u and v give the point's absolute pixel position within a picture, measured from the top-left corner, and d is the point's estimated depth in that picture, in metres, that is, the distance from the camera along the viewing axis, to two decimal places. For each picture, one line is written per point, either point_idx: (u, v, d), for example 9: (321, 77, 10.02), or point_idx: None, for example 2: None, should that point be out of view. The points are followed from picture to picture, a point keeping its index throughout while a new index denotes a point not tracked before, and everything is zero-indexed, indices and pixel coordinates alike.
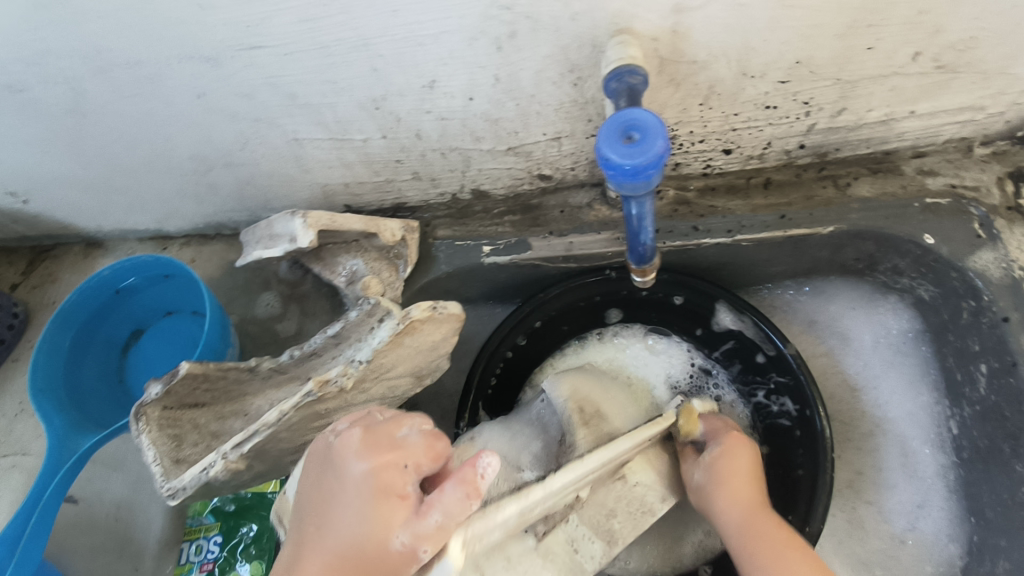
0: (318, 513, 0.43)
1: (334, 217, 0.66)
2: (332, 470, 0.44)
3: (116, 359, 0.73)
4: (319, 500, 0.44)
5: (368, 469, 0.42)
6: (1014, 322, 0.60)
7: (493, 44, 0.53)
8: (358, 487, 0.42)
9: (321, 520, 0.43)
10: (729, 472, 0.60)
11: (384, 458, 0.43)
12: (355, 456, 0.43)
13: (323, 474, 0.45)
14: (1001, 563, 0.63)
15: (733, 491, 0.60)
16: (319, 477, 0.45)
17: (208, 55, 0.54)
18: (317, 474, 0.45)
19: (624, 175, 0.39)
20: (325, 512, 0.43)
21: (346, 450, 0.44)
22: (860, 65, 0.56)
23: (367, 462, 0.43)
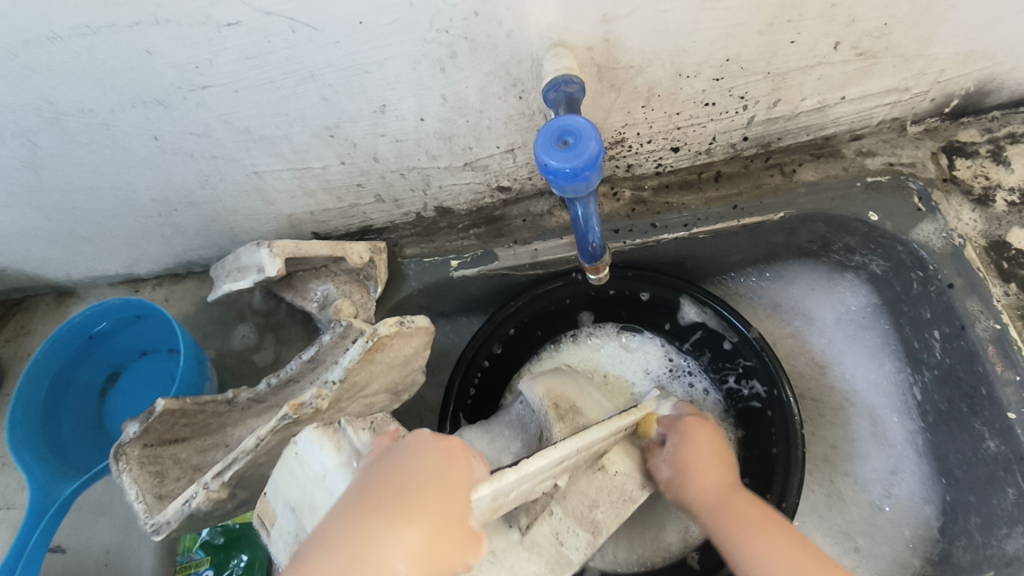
0: (403, 508, 0.39)
1: (299, 244, 0.67)
2: (409, 466, 0.41)
3: (96, 405, 0.74)
4: (400, 494, 0.40)
5: (460, 460, 0.43)
6: (958, 287, 0.63)
7: (436, 66, 0.55)
8: (455, 480, 0.41)
9: (411, 516, 0.39)
10: (693, 459, 0.63)
11: (471, 456, 0.44)
12: (442, 452, 0.43)
13: (395, 470, 0.41)
14: (972, 519, 0.64)
15: (698, 477, 0.62)
16: (388, 472, 0.41)
17: (161, 98, 0.56)
18: (384, 473, 0.41)
19: (564, 177, 0.42)
20: (415, 506, 0.39)
21: (426, 446, 0.43)
22: (785, 58, 0.59)
23: (456, 457, 0.43)
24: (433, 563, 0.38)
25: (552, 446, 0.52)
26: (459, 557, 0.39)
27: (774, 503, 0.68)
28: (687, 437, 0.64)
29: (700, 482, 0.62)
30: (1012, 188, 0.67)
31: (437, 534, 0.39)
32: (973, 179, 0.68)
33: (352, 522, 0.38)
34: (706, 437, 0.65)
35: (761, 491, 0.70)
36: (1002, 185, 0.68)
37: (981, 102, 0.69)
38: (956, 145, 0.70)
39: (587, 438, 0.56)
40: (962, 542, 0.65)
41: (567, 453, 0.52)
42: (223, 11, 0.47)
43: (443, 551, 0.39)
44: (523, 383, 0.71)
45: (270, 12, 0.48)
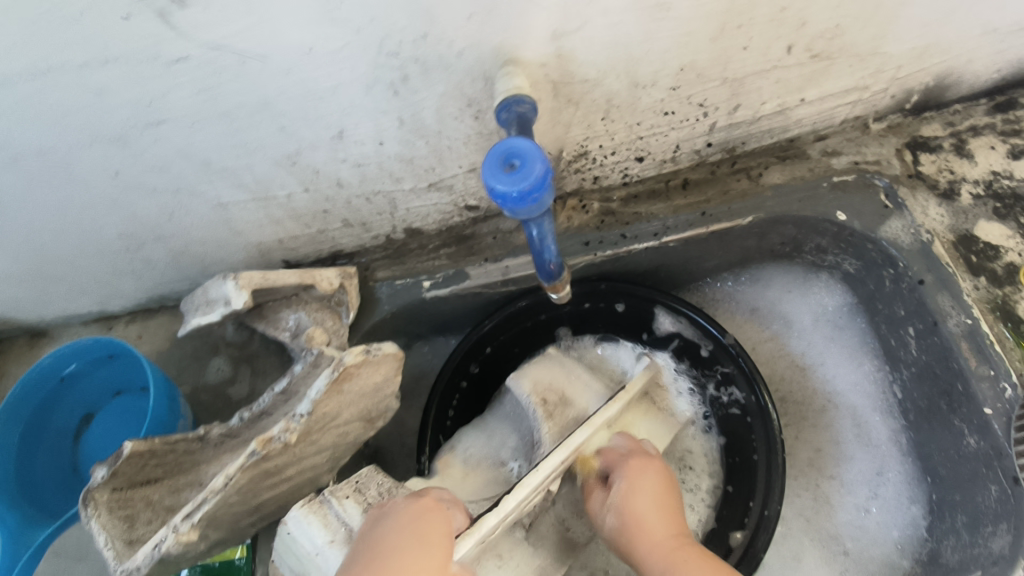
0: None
1: (265, 275, 0.66)
2: (389, 535, 0.45)
3: (70, 450, 0.72)
4: (386, 564, 0.43)
5: (433, 520, 0.46)
6: (929, 283, 0.63)
7: (390, 90, 0.55)
8: (433, 542, 0.45)
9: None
10: (640, 508, 0.58)
11: (443, 515, 0.48)
12: (415, 515, 0.46)
13: (376, 543, 0.44)
14: (959, 517, 0.63)
15: (645, 530, 0.58)
16: (370, 546, 0.44)
17: (114, 136, 0.55)
18: (365, 548, 0.44)
19: (513, 201, 0.42)
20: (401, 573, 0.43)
21: (400, 511, 0.47)
22: (740, 63, 0.59)
23: (430, 517, 0.47)
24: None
25: (534, 472, 0.56)
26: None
27: (756, 511, 0.68)
28: (634, 488, 0.59)
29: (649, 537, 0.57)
30: (977, 180, 0.67)
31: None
32: (938, 173, 0.68)
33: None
34: (656, 485, 0.60)
35: (744, 499, 0.69)
36: (967, 178, 0.67)
37: (941, 95, 0.69)
38: (920, 141, 0.70)
39: (571, 443, 0.60)
40: (950, 542, 0.64)
41: (549, 473, 0.56)
42: (171, 47, 0.47)
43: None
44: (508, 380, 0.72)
45: (218, 46, 0.47)
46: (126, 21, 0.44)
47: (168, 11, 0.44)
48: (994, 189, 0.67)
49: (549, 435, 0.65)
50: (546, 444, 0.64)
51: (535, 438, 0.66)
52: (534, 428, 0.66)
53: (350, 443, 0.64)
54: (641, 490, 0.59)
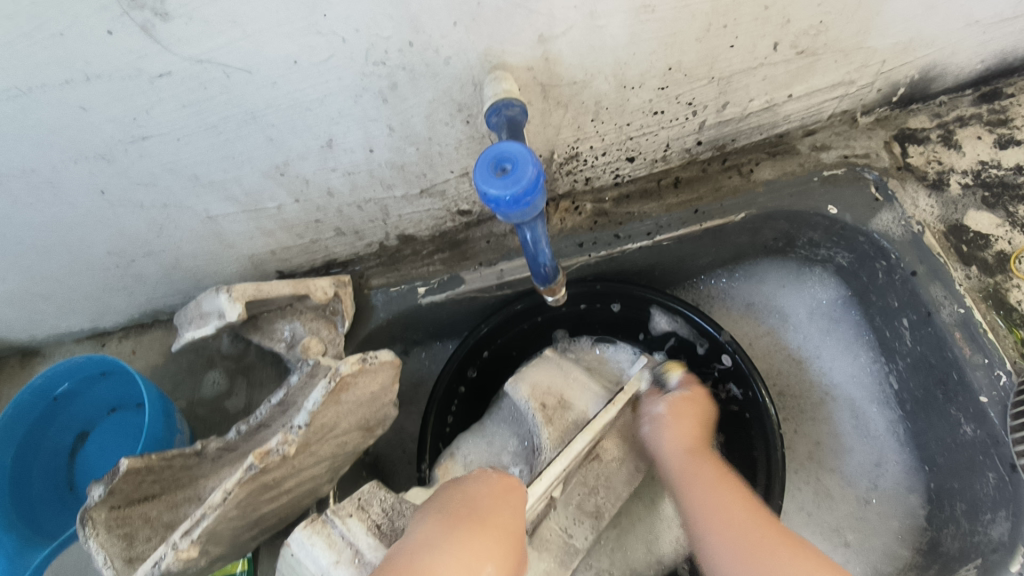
0: (488, 525, 0.49)
1: (259, 286, 0.66)
2: (482, 495, 0.52)
3: (65, 468, 0.71)
4: (483, 515, 0.50)
5: (521, 495, 0.54)
6: (921, 274, 0.63)
7: (378, 98, 0.55)
8: (518, 511, 0.52)
9: (496, 530, 0.49)
10: (679, 414, 0.66)
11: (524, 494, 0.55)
12: (506, 486, 0.54)
13: (473, 498, 0.51)
14: (958, 506, 0.63)
15: (676, 432, 0.64)
16: (468, 499, 0.51)
17: (102, 152, 0.55)
18: (461, 500, 0.51)
19: (506, 205, 0.41)
20: (497, 525, 0.49)
21: (492, 481, 0.54)
22: (727, 62, 0.59)
23: (516, 491, 0.54)
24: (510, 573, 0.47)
25: (535, 482, 0.58)
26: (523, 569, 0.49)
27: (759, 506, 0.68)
28: (682, 399, 0.67)
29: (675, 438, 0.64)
30: (965, 170, 0.68)
31: (512, 548, 0.49)
32: (926, 165, 0.69)
33: (452, 532, 0.47)
34: (698, 409, 0.68)
35: None
36: (955, 168, 0.68)
37: (927, 88, 0.70)
38: (908, 133, 0.70)
39: (572, 450, 0.61)
40: (951, 530, 0.64)
41: (553, 479, 0.59)
42: (154, 63, 0.47)
43: (516, 562, 0.48)
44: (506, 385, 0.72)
45: (201, 59, 0.47)
46: (109, 37, 0.44)
47: (151, 24, 0.44)
48: (983, 179, 0.67)
49: (549, 440, 0.65)
50: (546, 448, 0.64)
51: (535, 443, 0.66)
52: (534, 432, 0.66)
53: (350, 452, 0.64)
54: (684, 405, 0.67)
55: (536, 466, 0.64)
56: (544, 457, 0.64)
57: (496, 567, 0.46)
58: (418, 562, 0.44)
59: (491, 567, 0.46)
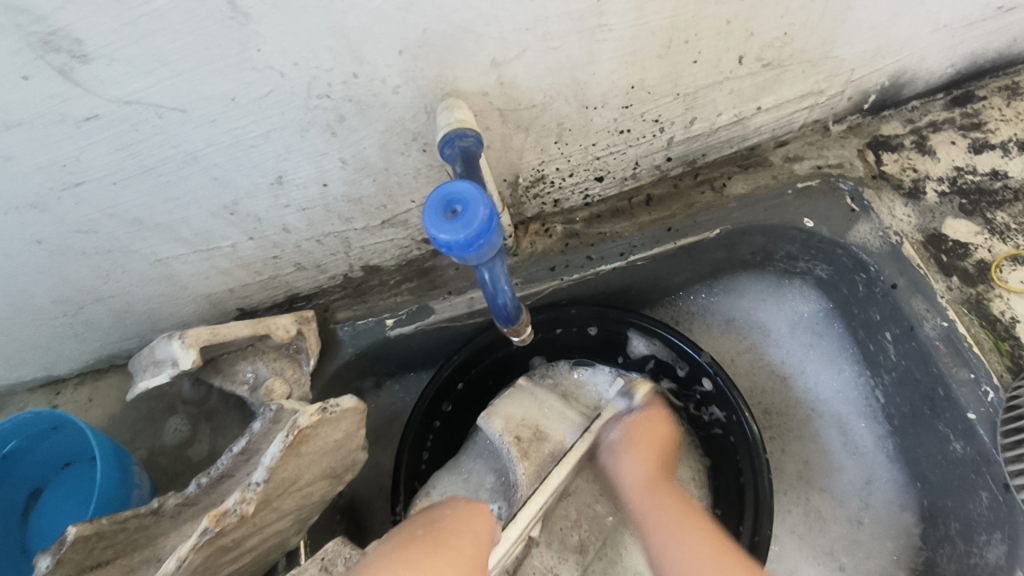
0: (440, 546, 0.48)
1: (214, 329, 0.63)
2: (444, 517, 0.51)
3: (17, 530, 0.67)
4: (438, 536, 0.49)
5: (487, 515, 0.52)
6: (902, 287, 0.61)
7: (326, 131, 0.52)
8: (480, 528, 0.50)
9: (447, 551, 0.47)
10: (636, 442, 0.64)
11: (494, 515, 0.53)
12: (471, 506, 0.52)
13: (433, 521, 0.51)
14: (953, 525, 0.61)
15: (637, 457, 0.63)
16: (428, 521, 0.51)
17: (34, 202, 0.51)
18: (423, 524, 0.51)
19: (459, 248, 0.39)
20: (450, 545, 0.48)
21: (458, 503, 0.53)
22: (691, 78, 0.57)
23: (483, 512, 0.52)
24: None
25: (511, 524, 0.54)
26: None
27: (748, 536, 0.65)
28: (640, 424, 0.66)
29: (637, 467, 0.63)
30: (941, 177, 0.66)
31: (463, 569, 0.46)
32: (901, 173, 0.67)
33: (400, 554, 0.47)
34: (658, 432, 0.66)
35: (734, 522, 0.66)
36: (930, 175, 0.66)
37: (898, 94, 0.68)
38: (881, 140, 0.69)
39: (548, 486, 0.58)
40: (945, 550, 0.62)
41: (530, 521, 0.55)
42: (78, 107, 0.44)
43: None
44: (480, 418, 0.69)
45: (130, 100, 0.44)
46: (25, 82, 0.41)
47: (70, 67, 0.41)
48: (959, 186, 0.65)
49: (525, 476, 0.62)
50: (523, 485, 0.61)
51: (512, 480, 0.63)
52: (510, 468, 0.63)
53: (317, 502, 0.61)
54: (643, 427, 0.66)
55: (514, 505, 0.61)
56: (522, 495, 0.61)
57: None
58: None
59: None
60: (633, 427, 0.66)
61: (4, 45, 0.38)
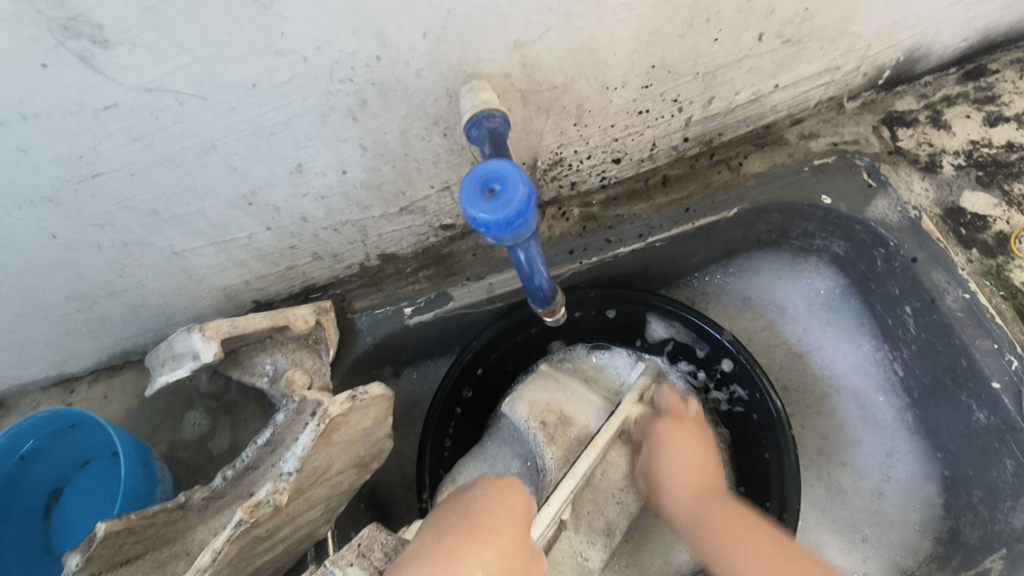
0: (480, 528, 0.46)
1: (234, 321, 0.62)
2: (476, 499, 0.49)
3: (39, 528, 0.66)
4: (475, 520, 0.46)
5: (519, 491, 0.51)
6: (922, 261, 0.62)
7: (348, 117, 0.51)
8: (515, 507, 0.49)
9: (487, 534, 0.45)
10: (668, 465, 0.61)
11: (526, 487, 0.52)
12: (501, 484, 0.51)
13: (465, 505, 0.48)
14: (976, 493, 0.62)
15: (677, 481, 0.60)
16: (460, 506, 0.48)
17: (50, 195, 0.50)
18: (455, 509, 0.48)
19: (498, 228, 0.38)
20: (489, 527, 0.46)
21: (487, 483, 0.51)
22: (711, 56, 0.57)
23: (514, 488, 0.51)
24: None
25: (543, 508, 0.55)
26: (525, 570, 0.45)
27: (775, 512, 0.65)
28: (667, 446, 0.62)
29: (682, 480, 0.60)
30: (957, 151, 0.66)
31: (508, 547, 0.45)
32: (917, 147, 0.67)
33: (439, 542, 0.44)
34: (686, 448, 0.62)
35: (761, 500, 0.67)
36: (946, 150, 0.66)
37: (912, 69, 0.68)
38: (895, 116, 0.69)
39: (578, 469, 0.59)
40: (969, 518, 0.62)
41: (562, 505, 0.56)
42: (96, 96, 0.43)
43: (514, 565, 0.45)
44: (504, 403, 0.69)
45: (150, 88, 0.43)
46: (44, 71, 0.40)
47: (91, 54, 0.39)
48: (975, 159, 0.65)
49: (553, 460, 0.62)
50: (552, 469, 0.61)
51: (540, 464, 0.63)
52: (537, 453, 0.63)
53: (346, 491, 0.61)
54: (673, 445, 0.62)
55: (543, 489, 0.61)
56: (552, 479, 0.60)
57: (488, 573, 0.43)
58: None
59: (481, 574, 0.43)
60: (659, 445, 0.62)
61: (22, 32, 0.37)
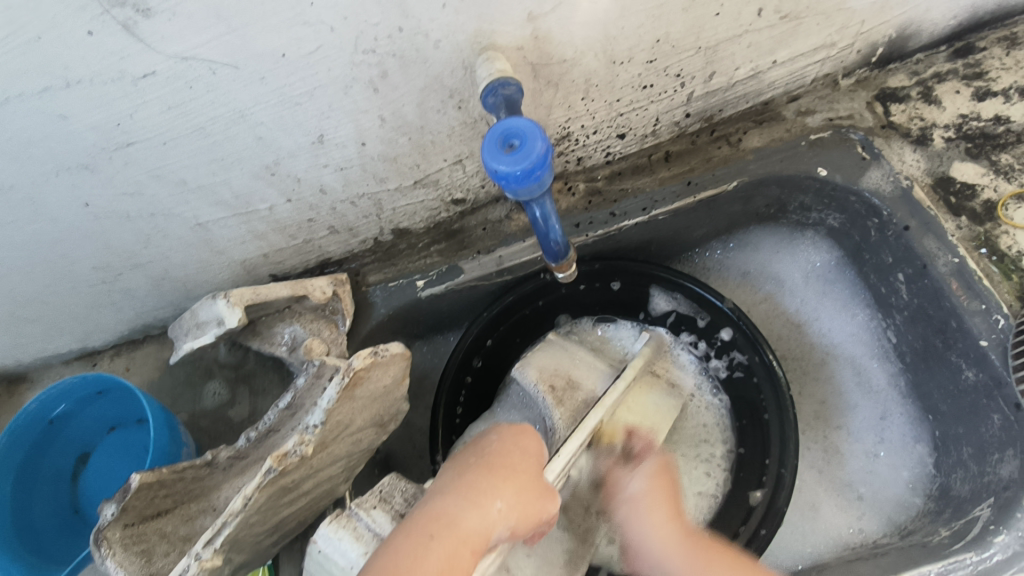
0: (497, 466, 0.48)
1: (256, 289, 0.65)
2: (493, 441, 0.52)
3: (67, 490, 0.69)
4: (492, 459, 0.49)
5: (532, 434, 0.53)
6: (914, 228, 0.65)
7: (368, 88, 0.54)
8: (529, 449, 0.51)
9: (505, 470, 0.48)
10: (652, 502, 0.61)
11: (539, 433, 0.54)
12: (515, 429, 0.53)
13: (482, 447, 0.51)
14: (965, 449, 0.65)
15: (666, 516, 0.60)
16: (478, 448, 0.51)
17: (85, 162, 0.53)
18: (473, 451, 0.51)
19: (516, 180, 0.42)
20: (506, 464, 0.49)
21: (503, 429, 0.53)
22: (713, 31, 0.60)
23: (527, 434, 0.53)
24: (524, 510, 0.46)
25: (553, 459, 0.57)
26: (542, 504, 0.48)
27: (773, 467, 0.69)
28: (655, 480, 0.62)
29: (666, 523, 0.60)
30: (947, 125, 0.69)
31: (524, 482, 0.48)
32: (909, 122, 0.70)
33: (461, 478, 0.47)
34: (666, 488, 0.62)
35: (761, 456, 0.71)
36: (937, 124, 0.69)
37: (904, 46, 0.71)
38: (888, 92, 0.72)
39: (587, 426, 0.61)
40: (959, 474, 0.65)
41: (572, 456, 0.58)
42: (135, 64, 0.45)
43: (530, 499, 0.47)
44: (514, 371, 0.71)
45: (186, 57, 0.46)
46: (89, 38, 0.42)
47: (133, 23, 0.42)
48: (964, 132, 0.68)
49: (562, 420, 0.65)
50: (561, 428, 0.64)
51: (548, 425, 0.65)
52: (546, 415, 0.66)
53: (364, 450, 0.64)
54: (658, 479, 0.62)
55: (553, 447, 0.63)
56: (562, 437, 0.63)
57: (507, 503, 0.46)
58: (429, 510, 0.44)
59: (501, 505, 0.45)
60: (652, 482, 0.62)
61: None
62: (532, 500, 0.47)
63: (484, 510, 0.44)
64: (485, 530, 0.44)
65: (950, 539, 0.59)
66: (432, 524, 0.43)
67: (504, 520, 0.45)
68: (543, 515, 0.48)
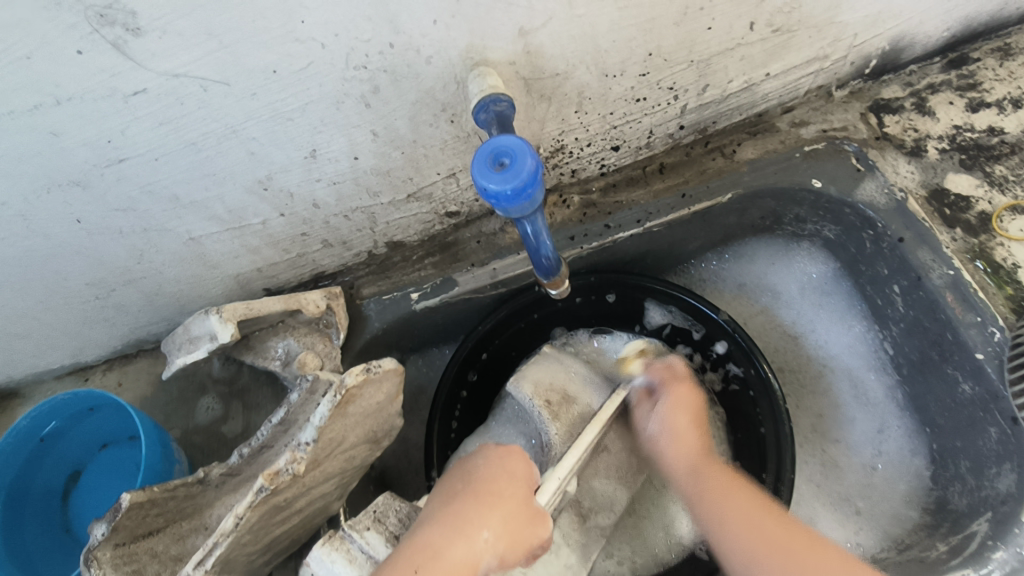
0: (484, 493, 0.48)
1: (249, 304, 0.64)
2: (479, 466, 0.51)
3: (58, 509, 0.68)
4: (479, 486, 0.49)
5: (520, 456, 0.52)
6: (908, 240, 0.64)
7: (360, 103, 0.53)
8: (519, 473, 0.51)
9: (492, 497, 0.48)
10: (675, 430, 0.62)
11: (527, 454, 0.53)
12: (502, 451, 0.52)
13: (469, 473, 0.51)
14: (963, 463, 0.64)
15: (681, 445, 0.61)
16: (465, 474, 0.51)
17: (77, 179, 0.53)
18: (461, 477, 0.51)
19: (506, 198, 0.41)
20: (493, 491, 0.49)
21: (489, 451, 0.53)
22: (706, 44, 0.60)
23: (516, 455, 0.52)
24: (512, 539, 0.46)
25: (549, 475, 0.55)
26: (533, 531, 0.47)
27: (770, 483, 0.69)
28: (670, 407, 0.63)
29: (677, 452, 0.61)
30: (941, 136, 0.69)
31: (513, 509, 0.47)
32: (903, 133, 0.70)
33: (448, 507, 0.47)
34: (690, 406, 0.64)
35: (757, 471, 0.70)
36: (931, 135, 0.69)
37: (898, 57, 0.71)
38: (882, 104, 0.72)
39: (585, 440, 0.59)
40: (956, 487, 0.65)
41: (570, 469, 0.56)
42: (126, 81, 0.45)
43: (520, 527, 0.47)
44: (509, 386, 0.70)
45: (176, 74, 0.46)
46: (79, 56, 0.42)
47: (123, 41, 0.42)
48: (958, 143, 0.68)
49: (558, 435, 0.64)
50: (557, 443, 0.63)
51: (545, 440, 0.64)
52: (542, 429, 0.65)
53: (357, 466, 0.63)
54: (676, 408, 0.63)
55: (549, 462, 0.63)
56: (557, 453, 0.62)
57: (494, 532, 0.46)
58: (416, 539, 0.44)
59: (488, 534, 0.45)
60: (667, 415, 0.63)
61: (62, 18, 0.39)
62: (522, 528, 0.47)
63: (470, 541, 0.44)
64: (472, 560, 0.44)
65: (947, 554, 0.59)
66: (417, 555, 0.43)
67: (491, 549, 0.45)
68: (534, 542, 0.47)
